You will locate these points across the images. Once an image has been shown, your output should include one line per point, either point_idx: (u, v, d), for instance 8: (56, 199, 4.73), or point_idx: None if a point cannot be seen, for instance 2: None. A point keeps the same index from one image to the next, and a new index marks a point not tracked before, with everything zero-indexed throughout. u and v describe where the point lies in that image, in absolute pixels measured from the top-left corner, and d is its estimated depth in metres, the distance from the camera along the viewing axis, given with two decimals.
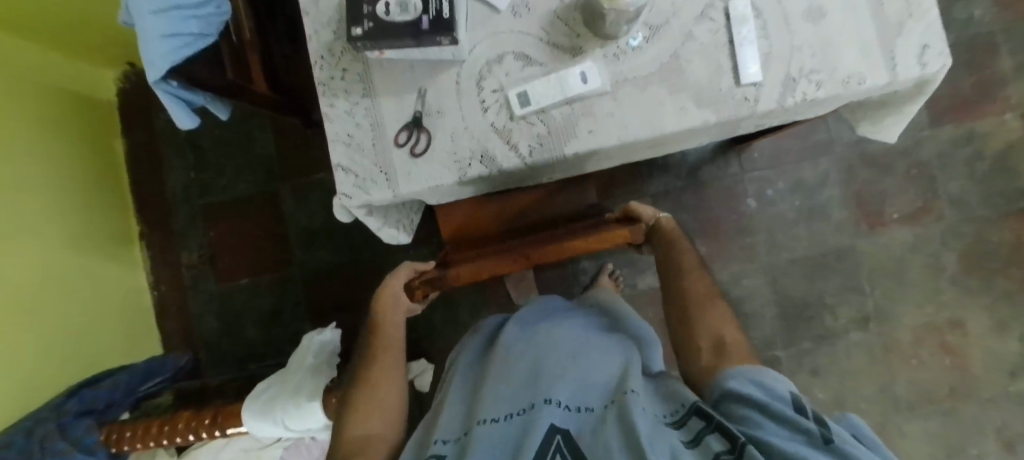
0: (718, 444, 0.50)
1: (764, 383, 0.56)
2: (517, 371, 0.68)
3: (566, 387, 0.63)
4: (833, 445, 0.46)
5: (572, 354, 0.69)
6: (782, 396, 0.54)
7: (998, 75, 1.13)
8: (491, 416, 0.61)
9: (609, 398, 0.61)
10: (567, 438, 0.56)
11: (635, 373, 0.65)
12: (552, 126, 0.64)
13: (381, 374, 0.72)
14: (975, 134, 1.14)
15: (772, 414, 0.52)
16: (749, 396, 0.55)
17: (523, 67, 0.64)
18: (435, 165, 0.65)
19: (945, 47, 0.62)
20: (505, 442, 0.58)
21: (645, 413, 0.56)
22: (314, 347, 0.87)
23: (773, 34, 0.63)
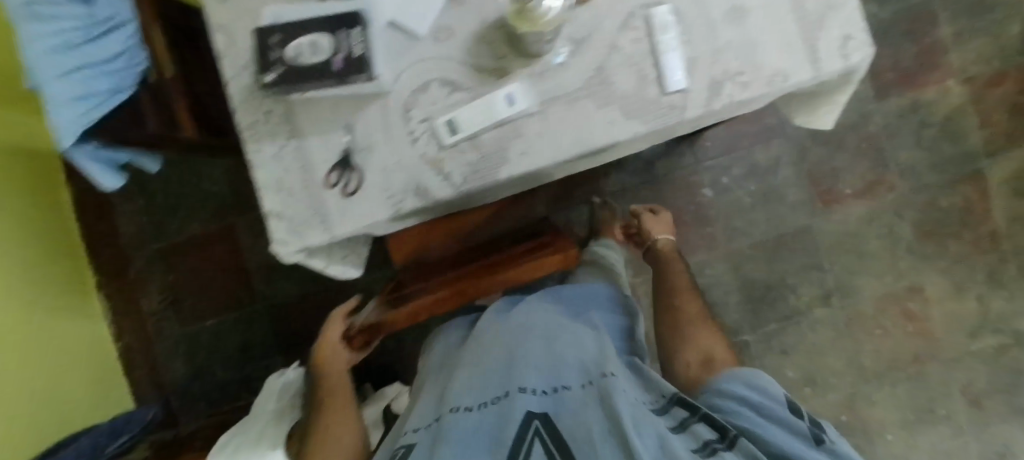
0: (710, 430, 0.58)
1: (760, 384, 0.65)
2: (496, 360, 0.71)
3: (541, 375, 0.66)
4: (824, 445, 0.57)
5: (548, 343, 0.72)
6: (775, 399, 0.63)
7: (939, 42, 1.15)
8: (468, 406, 0.65)
9: (584, 379, 0.64)
10: (544, 421, 0.60)
11: (612, 358, 0.68)
12: (483, 152, 0.63)
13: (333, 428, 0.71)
14: (920, 104, 1.15)
15: (766, 417, 0.61)
16: (740, 395, 0.64)
17: (449, 94, 0.63)
18: (370, 202, 0.64)
19: (866, 36, 0.62)
20: (480, 429, 0.61)
21: (624, 394, 0.60)
22: (276, 390, 0.87)
23: (696, 38, 0.62)
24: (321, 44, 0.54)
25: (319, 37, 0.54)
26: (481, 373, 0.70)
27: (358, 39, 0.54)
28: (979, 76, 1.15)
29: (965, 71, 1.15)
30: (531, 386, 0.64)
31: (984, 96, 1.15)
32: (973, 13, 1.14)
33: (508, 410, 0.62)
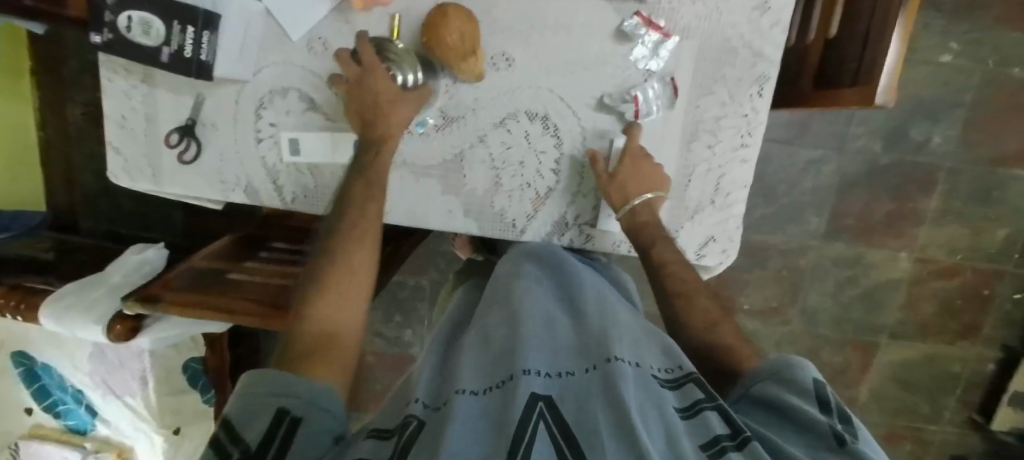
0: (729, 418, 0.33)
1: (784, 373, 0.40)
2: (491, 325, 0.43)
3: (538, 345, 0.38)
4: (848, 447, 0.32)
5: (528, 301, 0.45)
6: (795, 390, 0.38)
7: (917, 212, 1.07)
8: (469, 389, 0.35)
9: (585, 361, 0.37)
10: (547, 403, 0.31)
11: (613, 326, 0.41)
12: (319, 182, 0.61)
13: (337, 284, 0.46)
14: (861, 260, 1.10)
15: (790, 418, 0.36)
16: (772, 394, 0.39)
17: (304, 111, 0.59)
18: (201, 177, 0.63)
19: (731, 247, 0.58)
20: (473, 416, 0.32)
21: (636, 382, 0.33)
22: (130, 264, 0.95)
23: (565, 172, 0.58)
24: (157, 30, 0.51)
25: (153, 19, 0.51)
26: (482, 346, 0.41)
27: (192, 40, 0.52)
28: (932, 261, 1.09)
29: (923, 252, 1.09)
30: (522, 359, 0.36)
31: (925, 282, 1.10)
32: (970, 199, 1.05)
33: (505, 395, 0.33)
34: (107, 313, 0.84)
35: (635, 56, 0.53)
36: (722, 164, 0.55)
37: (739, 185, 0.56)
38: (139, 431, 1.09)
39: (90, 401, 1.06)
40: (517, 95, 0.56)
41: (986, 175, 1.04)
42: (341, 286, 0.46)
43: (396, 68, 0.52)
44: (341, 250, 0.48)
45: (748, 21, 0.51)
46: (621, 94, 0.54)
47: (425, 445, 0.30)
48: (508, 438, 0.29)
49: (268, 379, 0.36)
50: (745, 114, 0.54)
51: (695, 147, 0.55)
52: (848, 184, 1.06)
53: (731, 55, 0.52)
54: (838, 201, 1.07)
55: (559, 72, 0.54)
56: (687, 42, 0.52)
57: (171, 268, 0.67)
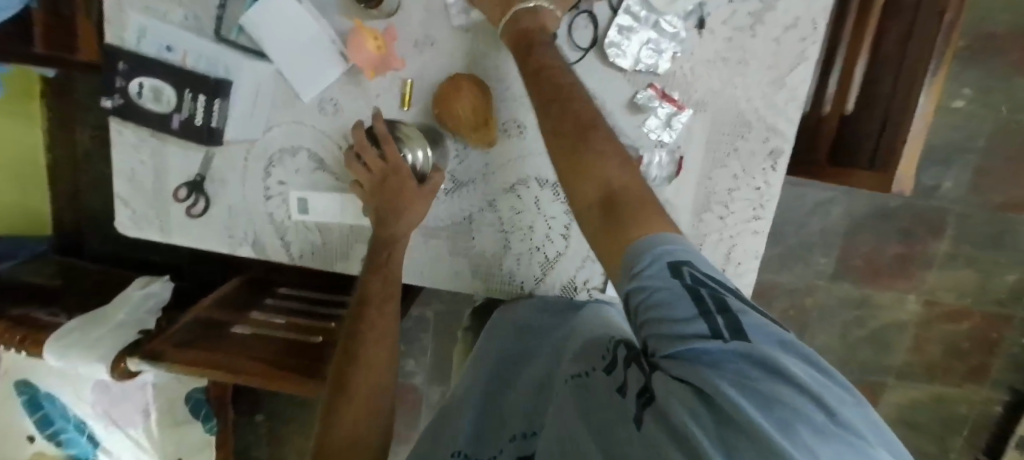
0: (639, 379, 0.32)
1: (666, 254, 0.32)
2: (475, 395, 0.49)
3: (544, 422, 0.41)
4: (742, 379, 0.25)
5: (528, 369, 0.50)
6: (660, 283, 0.30)
7: (926, 255, 1.06)
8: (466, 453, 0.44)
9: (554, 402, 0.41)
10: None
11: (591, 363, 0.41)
12: (327, 240, 0.61)
13: (362, 389, 0.46)
14: (869, 302, 1.10)
15: (665, 331, 0.30)
16: (660, 303, 0.30)
17: (313, 170, 0.59)
18: (208, 231, 0.63)
19: None
20: None
21: (584, 403, 0.36)
22: (135, 299, 0.94)
23: (574, 238, 0.57)
24: (168, 97, 0.55)
25: (164, 87, 0.54)
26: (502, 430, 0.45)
27: (204, 107, 0.55)
28: (941, 305, 1.08)
29: (931, 295, 1.08)
30: (511, 432, 0.44)
31: (933, 325, 1.09)
32: (979, 243, 1.04)
33: None
34: (110, 352, 0.84)
35: (648, 127, 0.52)
36: (733, 234, 0.55)
37: (751, 255, 0.55)
38: None
39: (92, 431, 1.05)
40: (528, 161, 0.55)
41: (996, 220, 1.03)
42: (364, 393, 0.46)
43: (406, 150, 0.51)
44: (361, 352, 0.48)
45: (763, 96, 0.51)
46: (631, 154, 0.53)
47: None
48: None
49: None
50: (758, 187, 0.53)
51: (706, 217, 0.55)
52: (856, 226, 1.05)
53: (746, 128, 0.52)
54: (846, 243, 1.06)
55: None
56: (701, 115, 0.52)
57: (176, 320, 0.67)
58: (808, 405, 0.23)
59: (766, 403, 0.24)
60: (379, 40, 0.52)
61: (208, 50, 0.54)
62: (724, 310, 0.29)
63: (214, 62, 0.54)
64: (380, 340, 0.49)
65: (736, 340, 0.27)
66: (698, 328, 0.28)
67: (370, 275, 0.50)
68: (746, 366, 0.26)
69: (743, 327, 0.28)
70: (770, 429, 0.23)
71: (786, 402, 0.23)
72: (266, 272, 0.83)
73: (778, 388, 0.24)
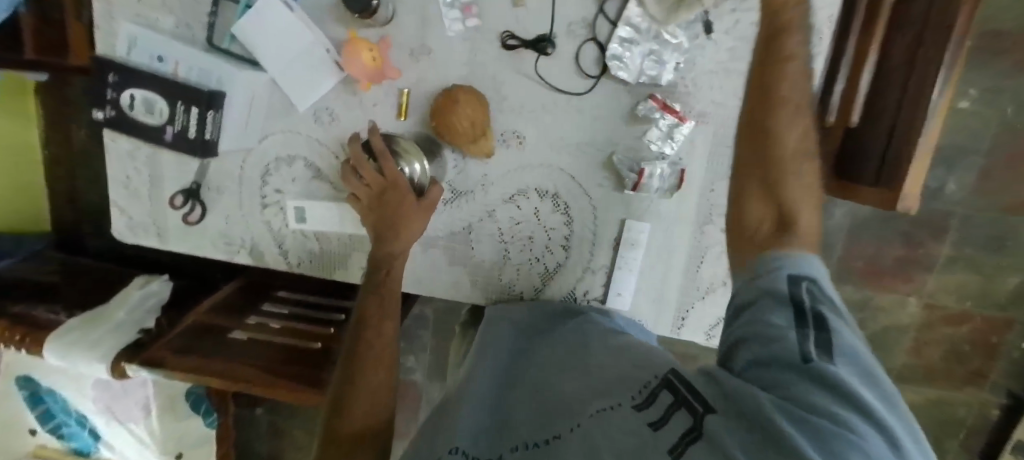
0: (686, 421, 0.31)
1: (792, 265, 0.35)
2: (478, 401, 0.48)
3: (535, 426, 0.41)
4: (810, 404, 0.28)
5: (532, 374, 0.48)
6: (777, 289, 0.34)
7: (927, 257, 1.05)
8: (464, 449, 0.43)
9: (568, 421, 0.38)
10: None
11: (597, 387, 0.40)
12: (325, 248, 0.60)
13: (361, 406, 0.47)
14: (869, 303, 1.09)
15: (762, 335, 0.33)
16: (768, 312, 0.33)
17: (310, 179, 0.58)
18: (206, 237, 0.62)
19: None
20: None
21: (607, 433, 0.33)
22: (134, 299, 0.95)
23: (575, 248, 0.57)
24: (160, 109, 0.54)
25: (156, 99, 0.53)
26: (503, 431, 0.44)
27: (197, 119, 0.53)
28: (940, 307, 1.08)
29: (931, 297, 1.08)
30: (515, 442, 0.41)
31: (932, 327, 1.09)
32: (982, 246, 1.04)
33: None
34: (110, 352, 0.84)
35: (649, 139, 0.52)
36: None
37: None
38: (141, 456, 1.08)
39: (94, 426, 1.06)
40: (527, 172, 0.55)
41: (999, 223, 1.02)
42: (364, 407, 0.47)
43: (403, 164, 0.51)
44: (359, 372, 0.48)
45: None
46: (631, 163, 0.52)
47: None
48: None
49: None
50: None
51: (708, 229, 0.54)
52: (858, 228, 1.05)
53: None
54: (847, 245, 1.06)
55: (571, 150, 0.54)
56: (703, 127, 0.51)
57: (177, 325, 0.68)
58: (877, 445, 0.25)
59: (825, 434, 0.26)
60: (375, 51, 0.51)
61: (200, 61, 0.53)
62: (823, 330, 0.31)
63: (207, 74, 0.53)
64: (381, 359, 0.49)
65: (819, 359, 0.30)
66: (790, 341, 0.31)
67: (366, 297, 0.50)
68: (820, 391, 0.28)
69: (832, 346, 0.30)
70: (815, 453, 0.25)
71: (852, 435, 0.26)
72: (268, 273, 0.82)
73: (844, 413, 0.27)
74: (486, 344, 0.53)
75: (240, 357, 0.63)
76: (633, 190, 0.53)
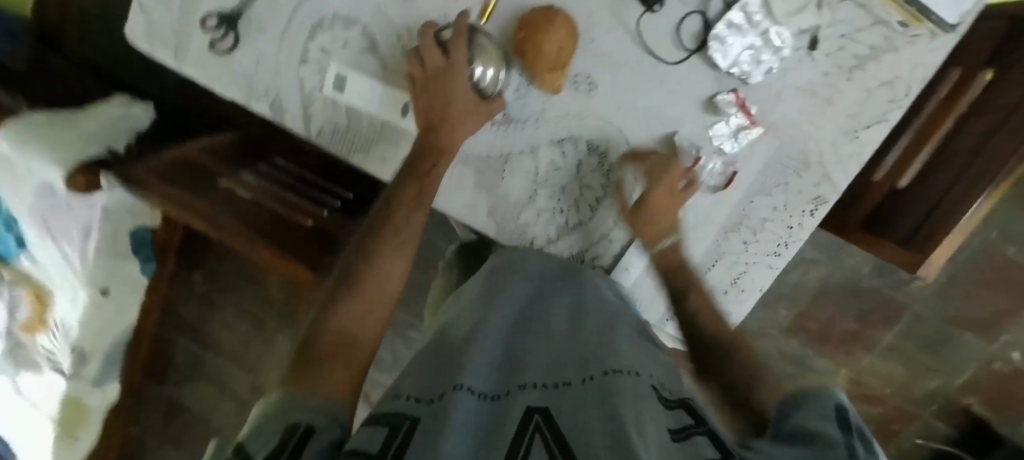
0: (714, 454, 0.32)
1: (833, 400, 0.41)
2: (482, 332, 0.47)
3: (541, 369, 0.42)
4: None
5: (542, 327, 0.49)
6: (820, 409, 0.40)
7: (871, 338, 1.12)
8: (469, 387, 0.39)
9: (583, 372, 0.40)
10: (545, 414, 0.35)
11: (612, 360, 0.41)
12: (350, 126, 0.57)
13: (367, 297, 0.45)
14: (806, 362, 1.16)
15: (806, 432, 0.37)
16: (812, 421, 0.38)
17: (363, 50, 0.55)
18: (227, 72, 0.57)
19: (723, 338, 0.59)
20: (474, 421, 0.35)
21: (626, 401, 0.35)
22: (110, 116, 0.87)
23: (601, 212, 0.56)
24: None
25: None
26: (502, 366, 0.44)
27: None
28: (864, 385, 1.16)
29: (860, 374, 1.15)
30: (524, 380, 0.41)
31: (850, 400, 1.17)
32: (920, 344, 1.12)
33: (499, 411, 0.37)
34: (69, 159, 0.77)
35: (715, 131, 0.51)
36: (748, 262, 0.56)
37: (755, 287, 0.57)
38: (63, 279, 1.00)
39: (21, 233, 0.98)
40: (586, 121, 0.53)
41: (942, 329, 1.10)
42: (364, 298, 0.46)
43: (477, 62, 0.50)
44: (376, 263, 0.47)
45: (832, 142, 0.51)
46: (689, 148, 0.52)
47: (426, 443, 0.32)
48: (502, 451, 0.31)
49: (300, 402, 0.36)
50: (789, 226, 0.54)
51: (731, 237, 0.55)
52: (824, 292, 1.10)
53: (802, 168, 0.52)
54: (809, 303, 1.11)
55: (637, 116, 0.52)
56: (768, 138, 0.51)
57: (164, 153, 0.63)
58: None
59: None
60: None
61: None
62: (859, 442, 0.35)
63: None
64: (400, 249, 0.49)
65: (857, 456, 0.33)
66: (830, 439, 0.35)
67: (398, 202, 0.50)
68: None
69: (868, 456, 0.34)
70: None
71: None
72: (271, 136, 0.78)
73: None
74: (501, 286, 0.53)
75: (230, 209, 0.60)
76: (681, 176, 0.53)
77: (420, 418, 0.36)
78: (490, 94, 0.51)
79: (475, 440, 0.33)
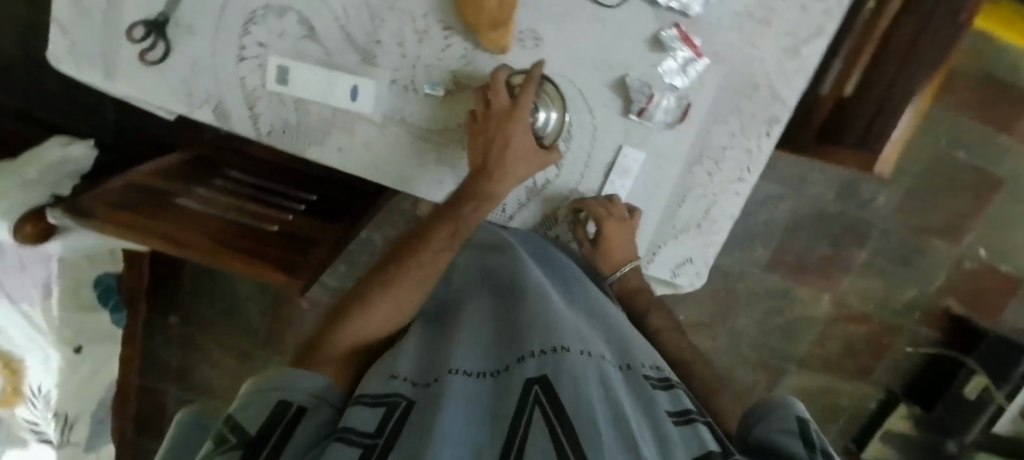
0: (706, 442, 0.35)
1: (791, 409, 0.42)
2: (480, 318, 0.48)
3: (541, 330, 0.41)
4: None
5: (535, 286, 0.48)
6: (783, 424, 0.41)
7: (848, 261, 1.16)
8: (462, 371, 0.40)
9: (583, 341, 0.40)
10: (543, 385, 0.35)
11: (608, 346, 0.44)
12: (303, 119, 0.56)
13: (376, 318, 0.49)
14: (790, 295, 1.20)
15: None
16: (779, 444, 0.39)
17: (301, 39, 0.53)
18: (165, 83, 0.55)
19: (704, 272, 0.60)
20: (474, 401, 0.36)
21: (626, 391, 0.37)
22: (51, 160, 0.83)
23: (567, 166, 0.56)
24: None
25: None
26: (498, 338, 0.45)
27: None
28: (848, 307, 1.21)
29: (843, 297, 1.20)
30: (527, 348, 0.40)
31: (836, 324, 1.22)
32: (894, 258, 1.16)
33: (506, 382, 0.38)
34: (14, 210, 0.73)
35: (665, 67, 0.52)
36: (715, 192, 0.57)
37: (726, 216, 0.58)
38: (30, 343, 0.95)
39: None
40: None
41: (911, 239, 1.15)
42: (373, 326, 0.50)
43: (540, 107, 0.52)
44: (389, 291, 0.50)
45: (775, 61, 0.52)
46: (642, 86, 0.52)
47: (421, 427, 0.33)
48: (507, 432, 0.32)
49: (283, 377, 0.42)
50: (749, 150, 0.55)
51: (696, 171, 0.56)
52: (798, 224, 1.13)
53: (752, 90, 0.53)
54: (786, 238, 1.15)
55: (585, 63, 0.53)
56: (716, 66, 0.52)
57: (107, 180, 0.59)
58: None
59: None
60: None
61: None
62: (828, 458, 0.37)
63: None
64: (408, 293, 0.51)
65: None
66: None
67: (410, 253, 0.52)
68: None
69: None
70: None
71: None
72: (231, 150, 0.76)
73: None
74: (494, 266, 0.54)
75: (187, 226, 0.57)
76: (638, 116, 0.53)
77: (414, 399, 0.38)
78: (548, 141, 0.53)
79: (475, 422, 0.34)
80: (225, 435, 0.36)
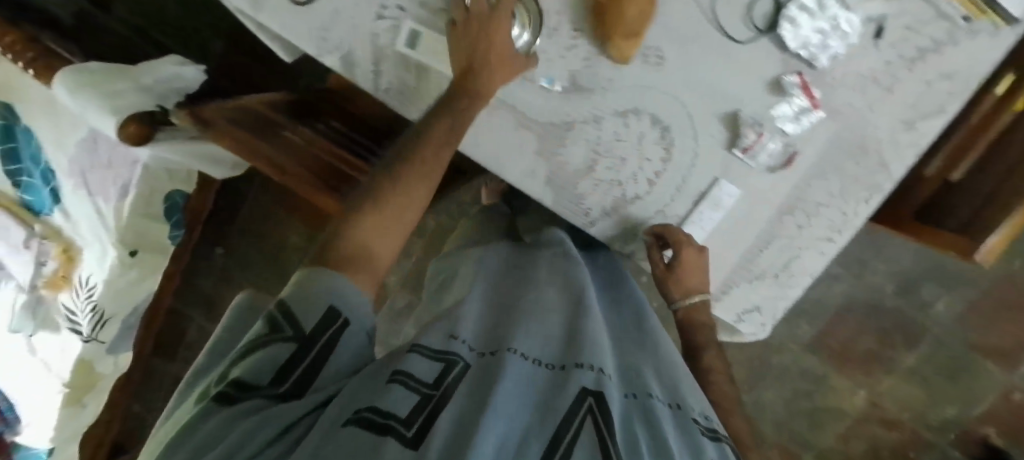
0: None
1: None
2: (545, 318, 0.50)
3: (596, 350, 0.44)
4: None
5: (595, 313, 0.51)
6: None
7: (892, 360, 1.12)
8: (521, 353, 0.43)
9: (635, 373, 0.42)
10: (597, 396, 0.36)
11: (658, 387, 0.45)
12: (422, 85, 0.59)
13: (388, 212, 0.50)
14: (825, 381, 1.15)
15: None
16: None
17: (438, 12, 0.57)
18: (302, 24, 0.58)
19: (772, 322, 0.59)
20: (527, 390, 0.38)
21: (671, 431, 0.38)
22: (165, 73, 0.89)
23: (659, 187, 0.57)
24: None
25: None
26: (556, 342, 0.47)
27: None
28: (881, 409, 1.15)
29: (879, 397, 1.14)
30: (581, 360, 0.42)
31: (866, 422, 1.16)
32: (943, 369, 1.11)
33: (560, 381, 0.39)
34: (123, 111, 0.78)
35: (782, 110, 0.52)
36: (801, 246, 0.56)
37: (806, 271, 0.57)
38: (95, 238, 1.00)
39: (57, 186, 0.98)
40: (652, 95, 0.54)
41: (964, 355, 1.09)
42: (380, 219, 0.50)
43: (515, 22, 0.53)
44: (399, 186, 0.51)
45: (889, 131, 0.52)
46: (754, 123, 0.53)
47: (477, 394, 0.37)
48: (553, 429, 0.34)
49: (318, 276, 0.45)
50: (845, 213, 0.55)
51: (786, 220, 0.56)
52: (848, 311, 1.11)
53: (860, 154, 0.53)
54: (832, 322, 1.12)
55: (700, 90, 0.54)
56: (829, 122, 0.53)
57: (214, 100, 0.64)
58: None
59: None
60: None
61: None
62: None
63: None
64: (406, 202, 0.51)
65: None
66: None
67: (407, 163, 0.52)
68: None
69: None
70: None
71: None
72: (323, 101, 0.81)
73: None
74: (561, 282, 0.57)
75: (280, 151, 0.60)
76: (742, 153, 0.54)
77: (469, 363, 0.42)
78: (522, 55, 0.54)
79: (525, 406, 0.36)
80: (279, 321, 0.44)
